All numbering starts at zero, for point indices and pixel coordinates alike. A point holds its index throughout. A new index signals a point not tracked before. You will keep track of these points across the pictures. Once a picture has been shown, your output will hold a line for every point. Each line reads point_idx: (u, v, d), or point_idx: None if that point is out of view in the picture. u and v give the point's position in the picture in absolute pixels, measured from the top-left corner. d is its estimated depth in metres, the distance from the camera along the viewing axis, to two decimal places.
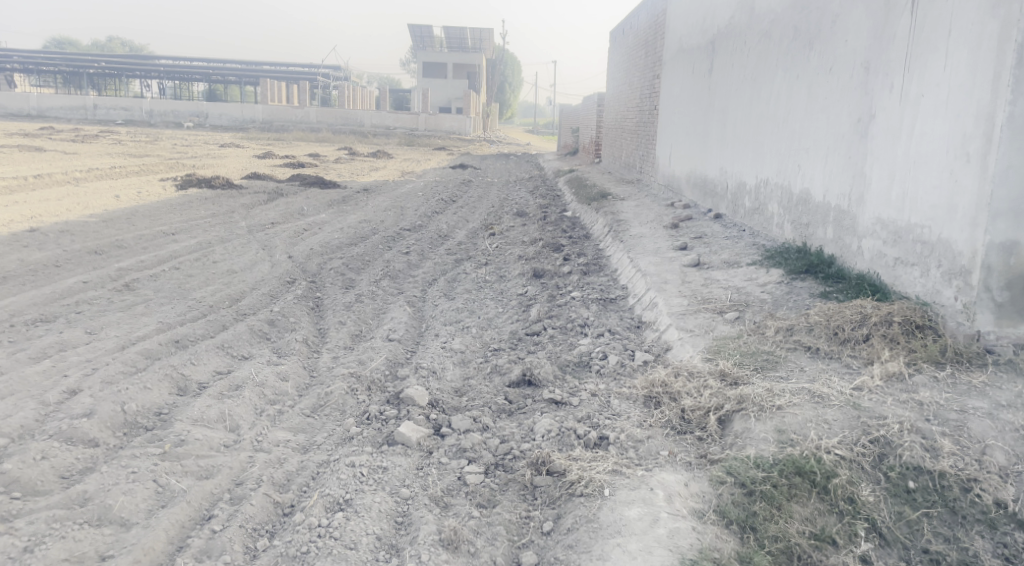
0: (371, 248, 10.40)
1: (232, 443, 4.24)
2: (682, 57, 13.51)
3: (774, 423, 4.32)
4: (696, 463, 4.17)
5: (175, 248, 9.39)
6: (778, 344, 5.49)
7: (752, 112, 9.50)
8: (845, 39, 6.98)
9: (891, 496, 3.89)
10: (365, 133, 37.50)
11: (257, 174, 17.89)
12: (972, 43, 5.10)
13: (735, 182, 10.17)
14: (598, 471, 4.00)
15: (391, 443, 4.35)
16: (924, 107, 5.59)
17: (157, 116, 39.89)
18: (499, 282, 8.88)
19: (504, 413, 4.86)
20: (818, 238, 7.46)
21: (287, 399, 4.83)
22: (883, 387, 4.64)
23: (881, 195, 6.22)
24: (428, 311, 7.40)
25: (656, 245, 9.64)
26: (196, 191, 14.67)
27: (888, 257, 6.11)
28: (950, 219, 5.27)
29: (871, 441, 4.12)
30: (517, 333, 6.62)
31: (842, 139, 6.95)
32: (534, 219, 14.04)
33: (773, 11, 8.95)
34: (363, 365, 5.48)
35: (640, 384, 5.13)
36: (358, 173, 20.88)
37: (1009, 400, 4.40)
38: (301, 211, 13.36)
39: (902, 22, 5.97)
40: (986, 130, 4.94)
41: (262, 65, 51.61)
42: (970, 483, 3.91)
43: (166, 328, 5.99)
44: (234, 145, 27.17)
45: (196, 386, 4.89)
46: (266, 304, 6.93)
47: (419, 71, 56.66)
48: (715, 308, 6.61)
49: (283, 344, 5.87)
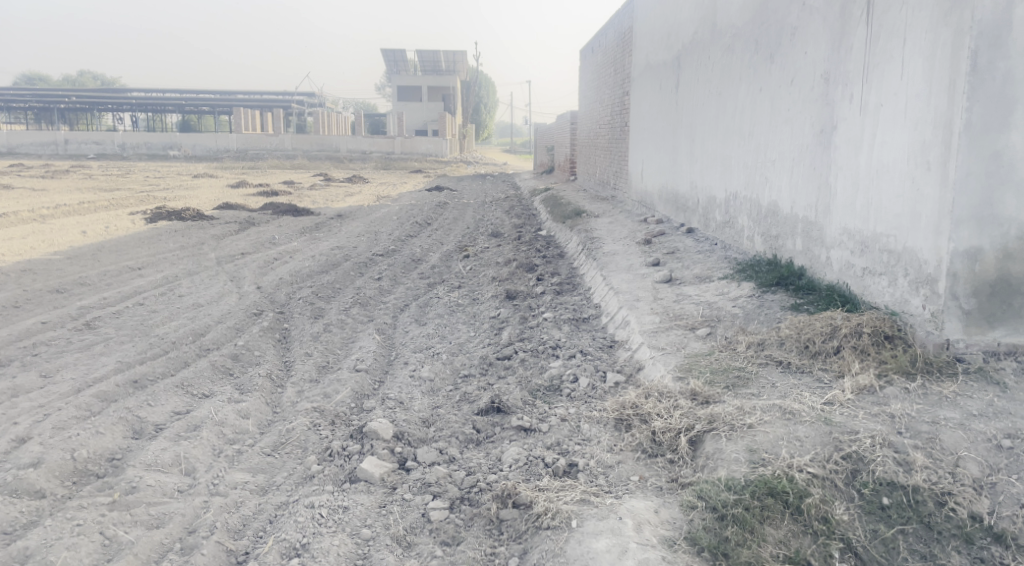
0: (342, 276, 10.27)
1: (187, 488, 4.10)
2: (649, 75, 13.57)
3: (746, 443, 4.23)
4: (667, 488, 4.09)
5: (140, 283, 9.23)
6: (750, 360, 5.43)
7: (719, 126, 9.52)
8: (805, 51, 7.00)
9: (865, 514, 3.82)
10: (340, 159, 37.42)
11: (229, 204, 17.70)
12: (927, 52, 5.11)
13: (705, 196, 10.16)
14: (565, 502, 3.88)
15: (354, 481, 4.23)
16: (884, 116, 5.60)
17: (129, 149, 39.59)
18: (471, 306, 8.78)
19: (472, 443, 4.75)
20: (788, 249, 7.45)
21: (248, 438, 4.69)
22: (855, 400, 4.58)
23: (847, 205, 6.21)
24: (398, 339, 7.28)
25: (629, 262, 9.59)
26: (166, 224, 14.50)
27: (856, 267, 6.08)
28: (914, 227, 5.25)
29: (843, 457, 4.05)
30: (488, 357, 6.51)
31: (806, 150, 6.95)
32: (508, 239, 13.98)
33: (734, 24, 9.00)
34: (327, 399, 5.36)
35: (611, 407, 5.03)
36: (332, 198, 20.75)
37: (980, 410, 4.35)
38: (272, 240, 13.22)
39: (858, 32, 6.00)
40: (944, 137, 4.93)
41: (236, 95, 51.52)
42: (944, 497, 3.85)
43: (125, 367, 5.84)
44: (208, 175, 26.98)
45: (152, 428, 4.75)
46: (230, 339, 6.78)
47: (394, 96, 56.76)
48: (686, 324, 6.55)
49: (246, 380, 5.73)
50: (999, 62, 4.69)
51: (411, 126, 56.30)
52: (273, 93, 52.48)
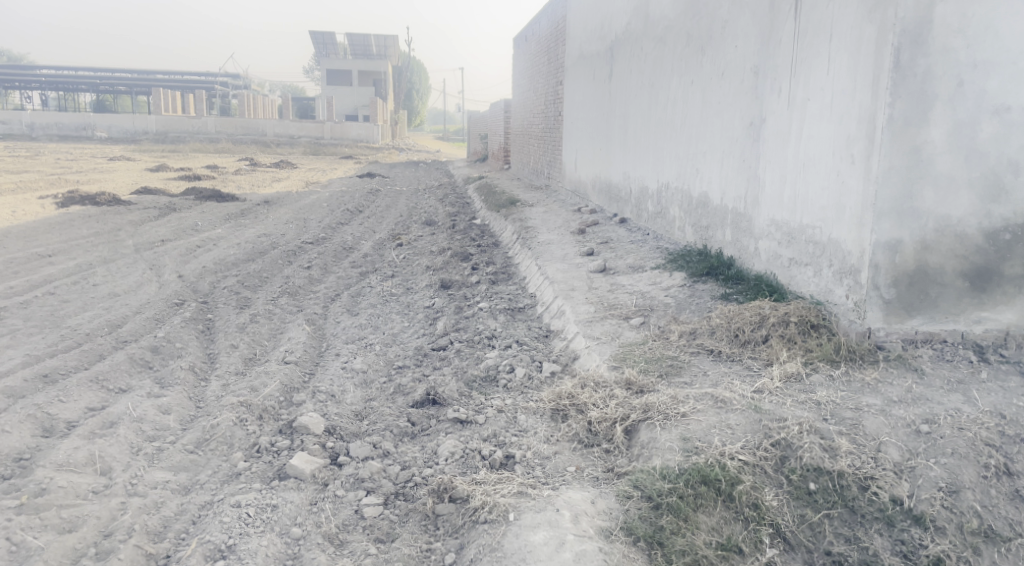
0: (270, 264, 9.99)
1: (102, 489, 3.89)
2: (582, 65, 13.63)
3: (679, 432, 4.28)
4: (603, 478, 4.10)
5: (51, 271, 8.79)
6: (682, 349, 5.51)
7: (651, 117, 9.62)
8: (735, 45, 7.11)
9: (793, 499, 3.91)
10: (267, 143, 36.45)
11: (148, 188, 17.02)
12: (853, 47, 5.24)
13: (637, 186, 10.26)
14: (502, 495, 3.83)
15: (283, 477, 4.10)
16: (810, 110, 5.73)
17: (39, 129, 37.81)
18: (405, 296, 8.65)
19: (406, 436, 4.67)
20: (718, 240, 7.59)
21: (169, 435, 4.50)
22: (783, 388, 4.69)
23: (775, 197, 6.34)
24: (329, 329, 7.12)
25: (564, 252, 9.63)
26: (79, 209, 13.88)
27: (783, 257, 6.22)
28: (839, 219, 5.39)
29: (773, 444, 4.14)
30: (423, 348, 6.43)
31: (735, 142, 7.08)
32: (442, 228, 13.87)
33: (666, 16, 9.08)
34: (255, 392, 5.18)
35: (547, 397, 5.03)
36: (257, 184, 20.17)
37: (900, 396, 4.51)
38: (195, 226, 12.78)
39: (787, 27, 6.12)
40: (868, 132, 5.07)
41: (156, 75, 49.67)
42: (867, 481, 3.96)
43: (34, 361, 5.53)
44: (125, 159, 25.80)
45: (63, 425, 4.50)
46: (149, 330, 6.51)
47: (323, 79, 55.59)
48: (620, 314, 6.61)
49: (167, 373, 5.50)
50: (920, 59, 4.84)
51: (341, 111, 55.23)
52: (194, 74, 50.67)
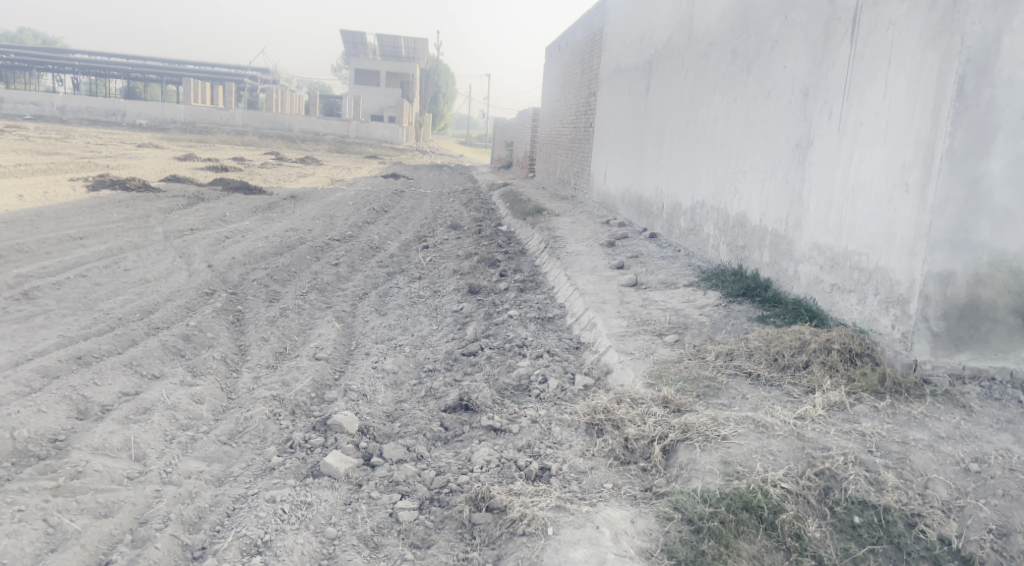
0: (298, 259, 9.98)
1: (137, 475, 3.85)
2: (618, 76, 13.58)
3: (720, 454, 4.19)
4: (641, 498, 4.02)
5: (82, 254, 8.82)
6: (719, 370, 5.41)
7: (689, 133, 9.54)
8: (784, 64, 7.02)
9: (836, 532, 3.82)
10: (293, 139, 36.65)
11: (177, 177, 17.13)
12: (912, 73, 5.14)
13: (670, 202, 10.18)
14: (541, 508, 3.76)
15: (316, 475, 4.04)
16: (863, 135, 5.64)
17: (70, 113, 38.24)
18: (433, 298, 8.62)
19: (439, 441, 4.61)
20: (754, 261, 7.48)
21: (202, 425, 4.46)
22: (826, 416, 4.58)
23: (819, 220, 6.24)
24: (358, 328, 7.07)
25: (593, 263, 9.55)
26: (109, 194, 13.96)
27: (825, 283, 6.12)
28: (888, 247, 5.29)
29: (816, 473, 4.05)
30: (453, 353, 6.37)
31: (779, 163, 6.98)
32: (468, 233, 13.83)
33: (710, 33, 9.00)
34: (286, 387, 5.14)
35: (582, 410, 4.95)
36: (284, 179, 20.23)
37: (948, 432, 4.41)
38: (223, 217, 12.81)
39: (841, 50, 6.03)
40: (926, 160, 4.98)
41: (187, 65, 50.11)
42: (914, 518, 3.86)
43: (67, 343, 5.53)
44: (153, 146, 26.01)
45: (98, 409, 4.48)
46: (181, 318, 6.49)
47: (352, 79, 55.93)
48: (654, 330, 6.52)
49: (198, 362, 5.47)
50: (984, 89, 4.75)
51: (368, 110, 55.47)
52: (225, 66, 51.13)
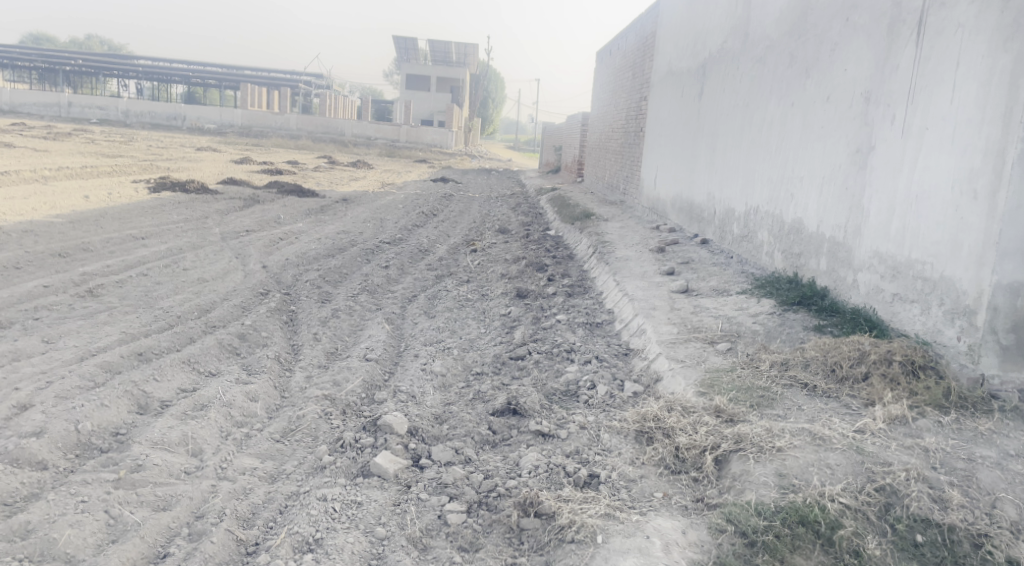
0: (349, 261, 10.10)
1: (194, 470, 3.91)
2: (670, 81, 13.44)
3: (775, 467, 4.09)
4: (693, 508, 3.94)
5: (144, 254, 9.05)
6: (774, 380, 5.28)
7: (743, 138, 9.38)
8: (844, 68, 6.85)
9: (898, 550, 3.68)
10: (345, 143, 37.18)
11: (234, 179, 17.50)
12: (982, 77, 4.97)
13: (722, 208, 10.01)
14: (591, 515, 3.71)
15: (366, 475, 4.06)
16: (928, 140, 5.46)
17: (133, 117, 39.46)
18: (481, 302, 8.62)
19: (487, 444, 4.59)
20: (810, 269, 7.30)
21: (256, 422, 4.51)
22: (886, 430, 4.44)
23: (880, 228, 6.06)
24: (408, 330, 7.11)
25: (643, 269, 9.45)
26: (169, 195, 14.33)
27: (886, 292, 5.94)
28: (954, 256, 5.10)
29: (876, 489, 3.92)
30: (501, 356, 6.35)
31: (838, 169, 6.81)
32: (516, 237, 13.82)
33: (767, 36, 8.84)
34: (338, 387, 5.18)
35: (631, 417, 4.88)
36: (337, 182, 20.51)
37: (1017, 449, 4.22)
38: (277, 219, 13.05)
39: (905, 52, 5.86)
40: (996, 166, 4.79)
41: (244, 71, 51.28)
42: (981, 539, 3.70)
43: (129, 339, 5.67)
44: (212, 150, 26.66)
45: (157, 404, 4.57)
46: (236, 317, 6.61)
47: (403, 84, 56.57)
48: (705, 338, 6.41)
49: (253, 360, 5.56)
50: None
51: (418, 115, 56.01)
52: (281, 72, 52.20)
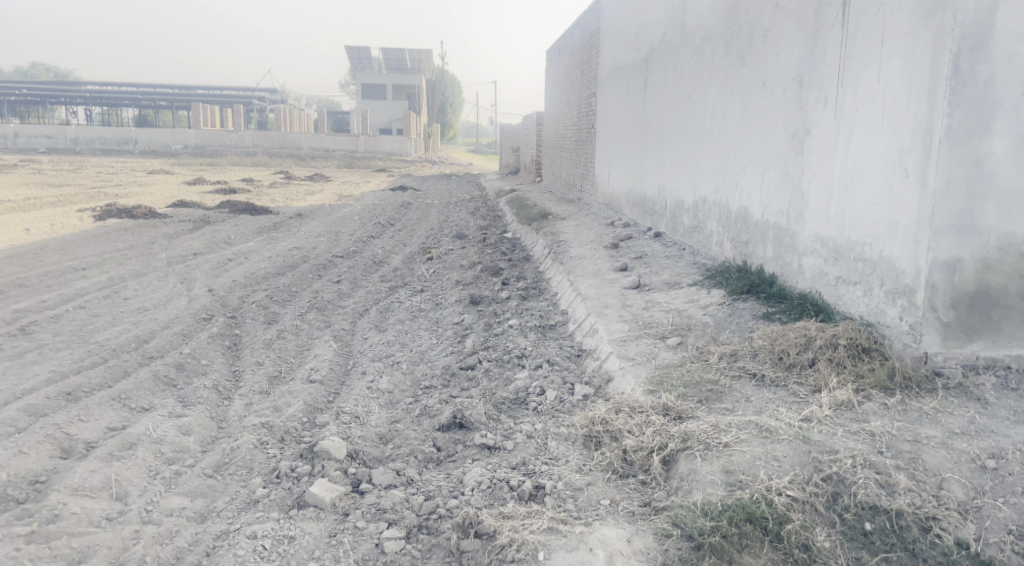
0: (300, 278, 9.89)
1: (116, 516, 3.77)
2: (616, 77, 13.40)
3: (722, 463, 4.01)
4: (639, 514, 3.86)
5: (83, 285, 8.77)
6: (723, 372, 5.22)
7: (688, 129, 9.35)
8: (777, 53, 6.83)
9: (847, 541, 3.63)
10: (302, 157, 36.75)
11: (184, 201, 17.13)
12: (906, 55, 4.94)
13: (673, 200, 9.98)
14: (532, 531, 3.62)
15: (301, 506, 3.93)
16: (859, 121, 5.43)
17: (82, 144, 38.59)
18: (434, 311, 8.48)
19: (432, 462, 4.46)
20: (758, 256, 7.28)
21: (188, 458, 4.35)
22: (833, 417, 4.39)
23: (820, 211, 6.04)
24: (356, 346, 6.95)
25: (597, 267, 9.38)
26: (115, 222, 13.97)
27: (830, 275, 5.92)
28: (891, 236, 5.08)
29: (824, 479, 3.86)
30: (450, 367, 6.21)
31: (777, 155, 6.79)
32: (473, 241, 13.68)
33: (703, 25, 8.80)
34: (278, 413, 5.01)
35: (579, 422, 4.79)
36: (292, 198, 20.21)
37: (962, 427, 4.20)
38: (227, 239, 12.76)
39: (833, 34, 5.83)
40: (924, 144, 4.77)
41: (195, 90, 50.49)
42: (929, 522, 3.66)
43: (58, 378, 5.45)
44: (164, 172, 26.13)
45: (82, 446, 4.38)
46: (175, 346, 6.40)
47: (358, 94, 56.12)
48: (656, 333, 6.34)
49: (190, 391, 5.36)
50: (981, 66, 4.54)
51: (375, 124, 55.60)
52: (233, 89, 51.48)
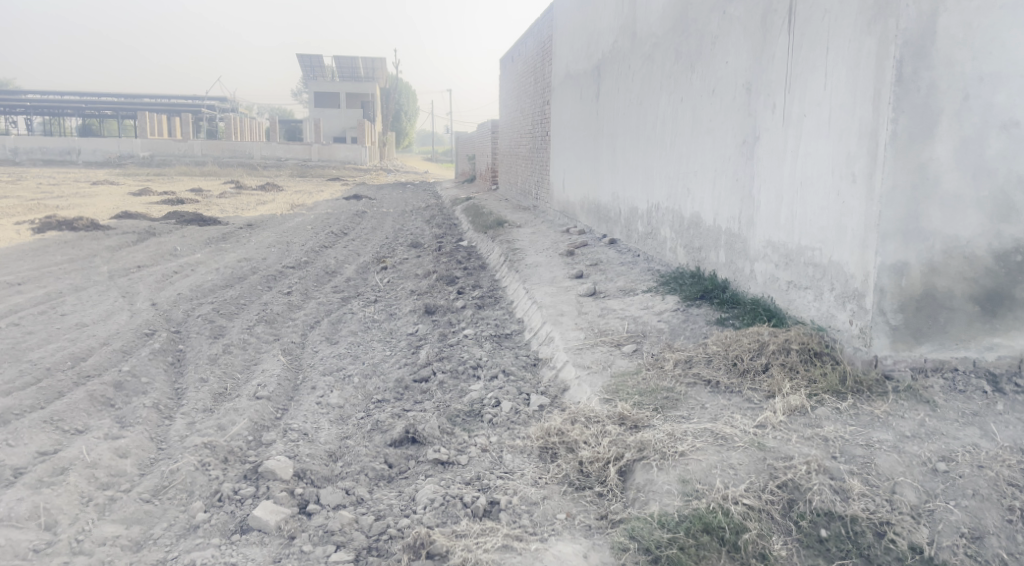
0: (248, 290, 9.63)
1: (44, 547, 3.60)
2: (569, 84, 13.41)
3: (678, 473, 3.96)
4: (596, 527, 3.79)
5: (18, 301, 8.41)
6: (678, 380, 5.18)
7: (640, 136, 9.37)
8: (725, 61, 6.87)
9: (804, 548, 3.61)
10: (254, 166, 36.08)
11: (128, 212, 16.62)
12: (851, 61, 4.98)
13: (627, 207, 9.98)
14: (486, 550, 3.55)
15: (245, 530, 3.79)
16: (807, 127, 5.47)
17: (22, 153, 37.33)
18: (388, 322, 8.33)
19: (383, 479, 4.33)
20: (711, 262, 7.29)
21: (124, 482, 4.16)
22: (787, 422, 4.38)
23: (770, 217, 6.07)
24: (307, 360, 6.76)
25: (552, 275, 9.32)
26: (55, 235, 13.48)
27: (781, 280, 5.94)
28: (840, 241, 5.12)
29: (780, 486, 3.83)
30: (404, 380, 6.06)
31: (728, 161, 6.81)
32: (428, 250, 13.53)
33: (654, 33, 8.83)
34: (222, 432, 4.82)
35: (535, 434, 4.70)
36: (243, 207, 19.77)
37: (913, 430, 4.22)
38: (173, 251, 12.39)
39: (779, 41, 5.87)
40: (870, 149, 4.81)
41: (141, 99, 49.33)
42: (883, 527, 3.66)
43: None
44: (109, 183, 25.29)
45: (10, 473, 4.17)
46: (115, 363, 6.14)
47: (311, 102, 55.45)
48: (612, 341, 6.29)
49: (129, 411, 5.14)
50: (924, 72, 4.59)
51: (329, 132, 55.02)
52: (181, 97, 50.42)
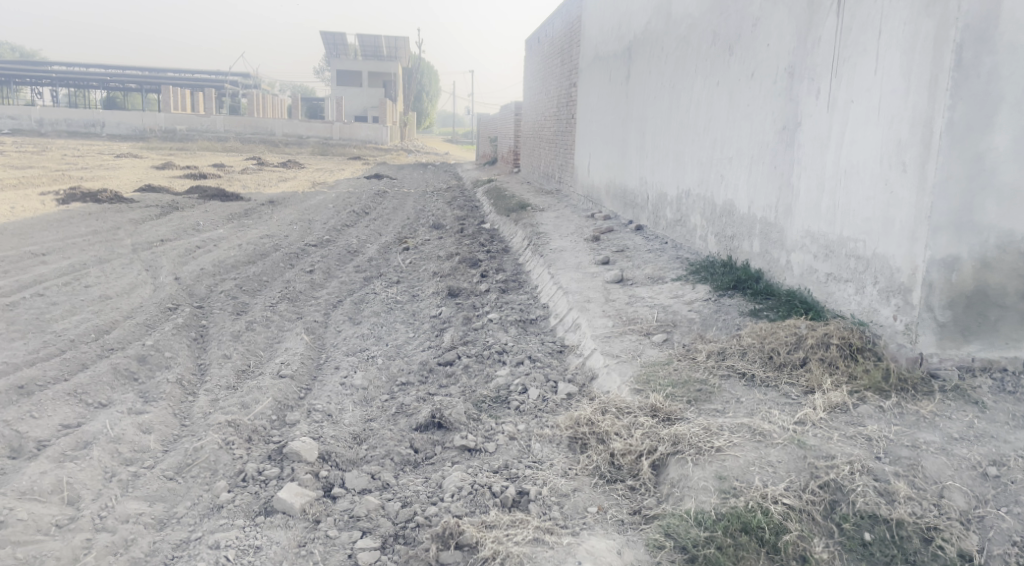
0: (270, 267, 9.54)
1: (67, 522, 3.53)
2: (598, 66, 13.16)
3: (714, 469, 3.82)
4: (629, 523, 3.67)
5: (42, 271, 8.37)
6: (711, 371, 5.03)
7: (671, 120, 9.16)
8: (767, 43, 6.64)
9: (846, 552, 3.47)
10: (275, 143, 36.03)
11: (151, 185, 16.60)
12: (904, 45, 4.76)
13: (655, 192, 9.78)
14: (516, 542, 3.44)
15: (270, 513, 3.70)
16: (854, 113, 5.26)
17: (47, 124, 37.47)
18: (411, 303, 8.21)
19: (409, 465, 4.23)
20: (743, 251, 7.10)
21: (147, 459, 4.08)
22: (827, 420, 4.22)
23: (810, 206, 5.88)
24: (329, 340, 6.66)
25: (578, 260, 9.16)
26: (79, 206, 13.47)
27: (819, 272, 5.76)
28: (886, 233, 4.92)
29: (821, 486, 3.69)
30: (428, 363, 5.95)
31: (766, 148, 6.61)
32: (450, 232, 13.40)
33: (690, 14, 8.60)
34: (245, 410, 4.73)
35: (563, 423, 4.58)
36: (265, 184, 19.72)
37: (961, 432, 4.06)
38: (196, 225, 12.34)
39: (827, 23, 5.65)
40: (923, 138, 4.60)
41: (165, 73, 49.38)
42: (930, 533, 3.51)
43: (10, 371, 5.13)
44: (132, 156, 25.28)
45: (33, 446, 4.11)
46: (138, 337, 6.08)
47: (333, 80, 55.27)
48: (641, 329, 6.14)
49: (152, 386, 5.06)
50: (985, 58, 4.38)
51: (350, 111, 54.86)
52: (205, 72, 50.43)
